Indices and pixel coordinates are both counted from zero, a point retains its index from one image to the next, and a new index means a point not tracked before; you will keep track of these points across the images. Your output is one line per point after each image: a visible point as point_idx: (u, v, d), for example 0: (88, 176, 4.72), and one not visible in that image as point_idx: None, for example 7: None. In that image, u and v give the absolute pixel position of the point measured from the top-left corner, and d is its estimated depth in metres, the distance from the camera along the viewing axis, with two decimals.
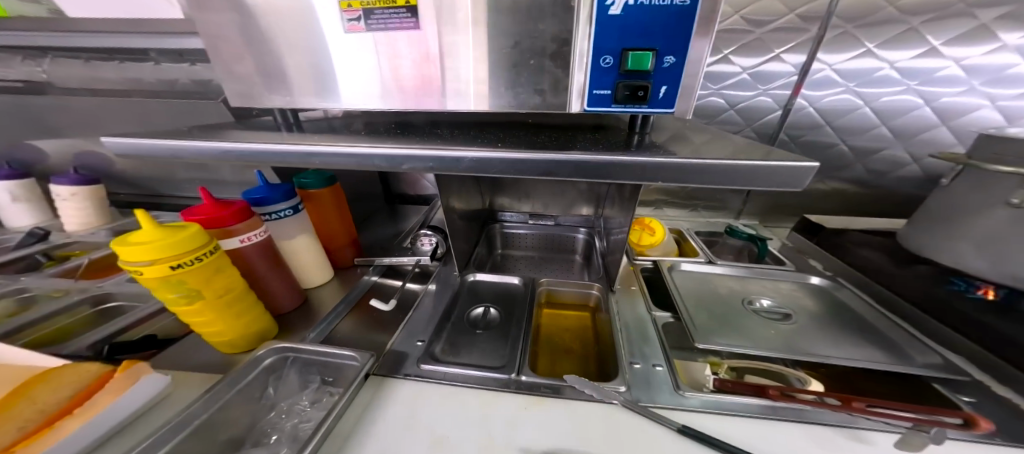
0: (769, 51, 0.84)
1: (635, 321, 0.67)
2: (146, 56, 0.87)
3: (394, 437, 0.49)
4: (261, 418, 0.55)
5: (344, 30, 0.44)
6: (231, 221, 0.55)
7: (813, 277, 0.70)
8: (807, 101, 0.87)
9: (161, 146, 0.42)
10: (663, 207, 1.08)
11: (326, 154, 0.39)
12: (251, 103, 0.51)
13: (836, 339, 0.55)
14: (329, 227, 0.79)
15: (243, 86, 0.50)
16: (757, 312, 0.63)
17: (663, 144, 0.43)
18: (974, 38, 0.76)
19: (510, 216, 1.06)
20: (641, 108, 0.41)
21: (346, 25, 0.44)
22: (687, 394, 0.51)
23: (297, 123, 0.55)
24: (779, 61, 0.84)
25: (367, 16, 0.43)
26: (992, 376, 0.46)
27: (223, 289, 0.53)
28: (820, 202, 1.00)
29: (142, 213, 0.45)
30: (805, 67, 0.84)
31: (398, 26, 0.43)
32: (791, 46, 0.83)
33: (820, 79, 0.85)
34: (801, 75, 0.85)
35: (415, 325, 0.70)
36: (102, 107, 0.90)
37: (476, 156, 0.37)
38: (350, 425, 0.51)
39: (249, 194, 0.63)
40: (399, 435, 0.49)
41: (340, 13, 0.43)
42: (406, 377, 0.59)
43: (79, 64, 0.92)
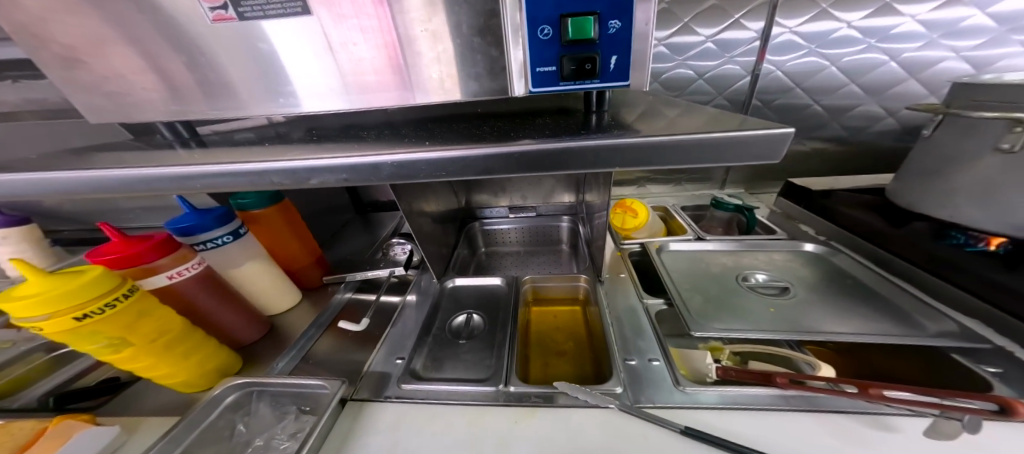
0: (731, 15, 0.78)
1: (627, 312, 0.63)
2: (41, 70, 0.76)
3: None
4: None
5: (209, 20, 0.36)
6: (152, 255, 0.48)
7: (807, 244, 0.67)
8: (773, 65, 0.82)
9: (24, 183, 0.34)
10: (646, 184, 1.03)
11: (215, 175, 0.32)
12: (133, 119, 0.43)
13: (839, 309, 0.52)
14: (284, 247, 0.72)
15: (115, 99, 0.42)
16: (753, 289, 0.59)
17: (632, 123, 0.37)
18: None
19: (492, 212, 1.00)
20: (593, 84, 0.35)
21: (212, 15, 0.36)
22: (688, 390, 0.47)
23: (192, 136, 0.48)
24: (741, 27, 0.79)
25: (234, 2, 0.35)
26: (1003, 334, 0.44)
27: (155, 331, 0.46)
28: (805, 164, 0.97)
29: (22, 262, 0.37)
30: (766, 32, 0.78)
31: (279, 12, 0.35)
32: (750, 10, 0.77)
33: (782, 44, 0.79)
34: (764, 40, 0.79)
35: (395, 341, 0.64)
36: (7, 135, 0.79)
37: (397, 160, 0.31)
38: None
39: (176, 223, 0.55)
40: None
41: (200, 0, 0.35)
42: (388, 400, 0.53)
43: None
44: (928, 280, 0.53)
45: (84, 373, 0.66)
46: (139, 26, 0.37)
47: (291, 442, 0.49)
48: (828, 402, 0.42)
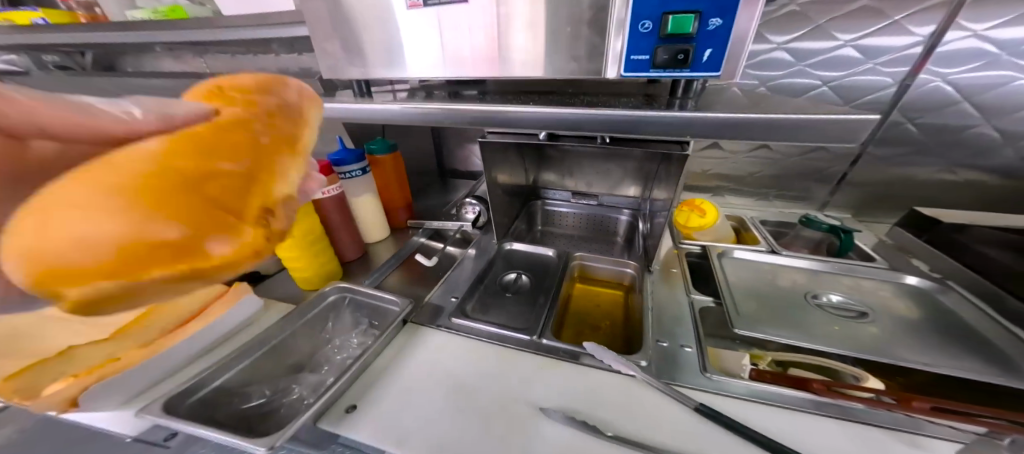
0: (886, 16, 0.67)
1: (670, 304, 0.63)
2: (268, 47, 1.08)
3: (419, 380, 0.53)
4: (319, 349, 0.64)
5: (406, 7, 0.49)
6: (317, 176, 0.67)
7: (908, 276, 0.58)
8: (934, 76, 0.69)
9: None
10: (724, 193, 0.98)
11: (396, 111, 0.48)
12: (338, 76, 0.59)
13: (926, 346, 0.46)
14: (389, 190, 0.89)
15: (329, 62, 0.58)
16: (822, 307, 0.55)
17: (708, 109, 0.40)
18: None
19: (555, 194, 1.06)
20: (682, 72, 0.39)
21: (408, 3, 0.48)
22: (713, 377, 0.48)
23: (368, 91, 0.62)
24: (895, 29, 0.68)
25: None
26: None
27: (307, 230, 0.65)
28: (943, 195, 0.81)
29: None
30: (934, 36, 0.66)
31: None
32: (915, 11, 0.66)
33: (952, 51, 0.67)
34: (929, 46, 0.67)
35: (454, 283, 0.75)
36: None
37: (514, 112, 0.43)
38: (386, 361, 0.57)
39: (332, 155, 0.74)
40: (425, 378, 0.53)
41: None
42: (439, 328, 0.63)
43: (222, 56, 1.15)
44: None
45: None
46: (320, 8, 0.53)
47: (359, 345, 0.65)
48: (867, 415, 0.40)
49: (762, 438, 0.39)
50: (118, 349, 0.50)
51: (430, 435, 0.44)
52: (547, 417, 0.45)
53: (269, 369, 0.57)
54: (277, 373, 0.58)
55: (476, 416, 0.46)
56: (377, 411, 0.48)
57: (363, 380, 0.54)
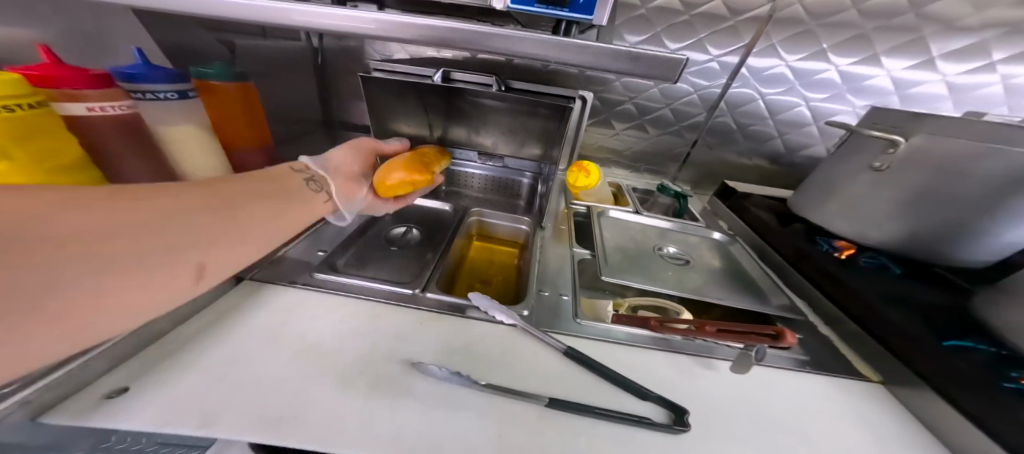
0: (727, 20, 0.81)
1: (557, 258, 0.69)
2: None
3: (256, 344, 0.42)
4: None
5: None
6: (82, 84, 0.48)
7: (715, 233, 0.75)
8: (745, 80, 0.88)
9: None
10: (611, 166, 1.09)
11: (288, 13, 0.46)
12: None
13: (721, 283, 0.62)
14: (233, 126, 0.69)
15: None
16: (662, 256, 0.68)
17: (584, 54, 0.45)
18: (888, 41, 0.80)
19: (463, 154, 1.00)
20: (562, 12, 0.42)
21: None
22: (582, 323, 0.54)
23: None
24: (732, 31, 0.82)
25: None
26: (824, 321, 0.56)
27: (54, 155, 0.45)
28: (744, 176, 1.05)
29: None
30: (750, 47, 0.83)
31: None
32: (747, 18, 0.80)
33: (757, 63, 0.85)
34: (744, 56, 0.85)
35: (322, 236, 0.64)
36: None
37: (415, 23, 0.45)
38: (195, 329, 0.43)
39: (123, 68, 0.53)
40: (264, 343, 0.42)
41: None
42: (292, 285, 0.52)
43: None
44: (797, 279, 0.63)
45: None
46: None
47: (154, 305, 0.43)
48: (683, 345, 0.51)
49: (612, 374, 0.44)
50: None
51: (256, 408, 0.34)
52: (421, 373, 0.41)
53: None
54: None
55: (331, 378, 0.39)
56: (171, 390, 0.35)
57: (149, 353, 0.39)
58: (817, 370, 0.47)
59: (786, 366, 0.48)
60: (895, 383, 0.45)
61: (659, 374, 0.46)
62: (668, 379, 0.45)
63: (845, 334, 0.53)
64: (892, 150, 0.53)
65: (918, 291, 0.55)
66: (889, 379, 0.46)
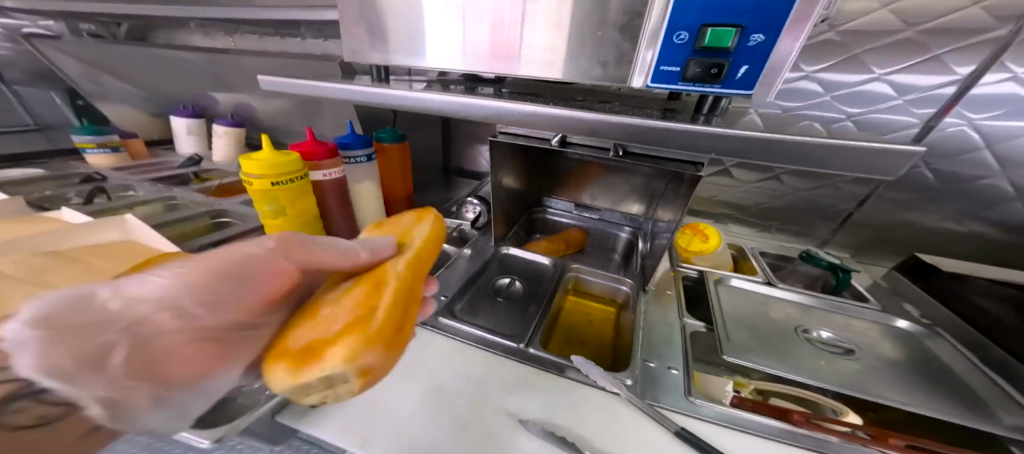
0: (931, 49, 0.66)
1: (663, 326, 0.62)
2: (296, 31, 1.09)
3: (397, 378, 0.50)
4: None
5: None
6: (322, 157, 0.67)
7: (899, 320, 0.57)
8: (961, 120, 0.69)
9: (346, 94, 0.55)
10: (726, 221, 0.98)
11: (416, 99, 0.51)
12: (359, 60, 0.59)
13: (907, 382, 0.46)
14: (390, 179, 0.89)
15: (353, 44, 0.58)
16: (810, 341, 0.54)
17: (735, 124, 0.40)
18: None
19: (555, 204, 1.07)
20: (711, 88, 0.38)
21: None
22: (697, 401, 0.47)
23: (386, 77, 0.62)
24: (936, 65, 0.67)
25: None
26: None
27: (303, 211, 0.62)
28: (944, 245, 0.80)
29: (265, 138, 0.56)
30: (971, 79, 0.66)
31: None
32: (954, 50, 0.65)
33: (984, 95, 0.66)
34: (960, 90, 0.67)
35: (444, 281, 0.73)
36: None
37: (531, 110, 0.44)
38: None
39: (339, 139, 0.75)
40: (402, 372, 0.51)
41: None
42: (424, 325, 0.62)
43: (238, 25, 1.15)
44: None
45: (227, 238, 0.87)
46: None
47: None
48: (838, 448, 0.40)
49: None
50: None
51: (396, 435, 0.42)
52: (526, 431, 0.43)
53: None
54: None
55: (455, 416, 0.45)
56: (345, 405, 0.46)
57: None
58: None
59: None
60: None
61: None
62: None
63: None
64: None
65: None
66: None
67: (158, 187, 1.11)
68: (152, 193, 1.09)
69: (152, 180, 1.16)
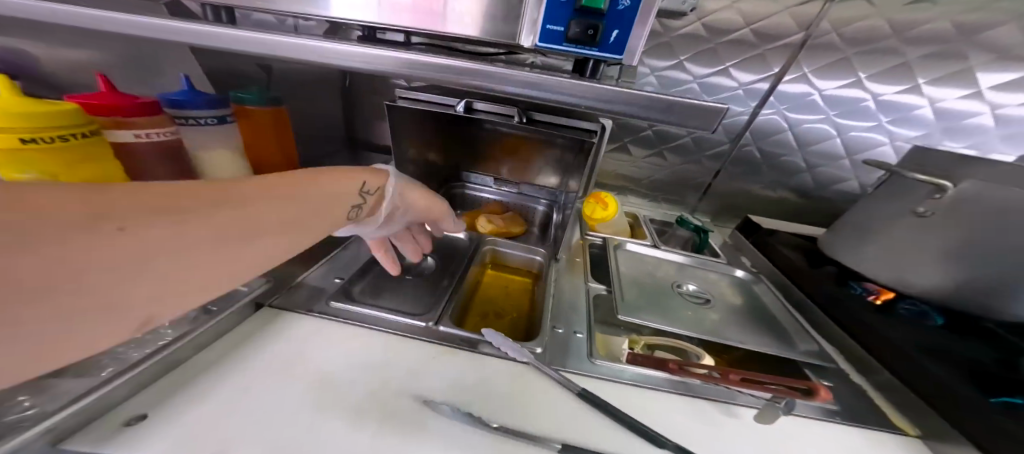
0: (758, 47, 0.81)
1: (571, 293, 0.68)
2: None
3: (272, 375, 0.42)
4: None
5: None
6: (127, 110, 0.49)
7: (738, 270, 0.73)
8: (773, 110, 0.87)
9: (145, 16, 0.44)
10: (625, 193, 1.09)
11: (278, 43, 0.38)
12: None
13: (744, 321, 0.60)
14: (261, 148, 0.72)
15: None
16: (681, 293, 0.65)
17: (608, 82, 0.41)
18: (923, 69, 0.79)
19: (476, 179, 1.05)
20: (591, 51, 0.37)
21: None
22: (597, 362, 0.53)
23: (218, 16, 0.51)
24: (761, 62, 0.83)
25: None
26: (856, 369, 0.54)
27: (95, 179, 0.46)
28: (766, 209, 1.03)
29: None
30: (778, 79, 0.84)
31: None
32: (774, 48, 0.81)
33: (789, 91, 0.85)
34: (771, 88, 0.85)
35: (337, 263, 0.65)
36: None
37: (408, 58, 0.38)
38: (214, 357, 0.43)
39: (169, 94, 0.56)
40: (276, 370, 0.43)
41: None
42: (308, 313, 0.53)
43: None
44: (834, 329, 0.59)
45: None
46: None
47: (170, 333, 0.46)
48: (703, 391, 0.49)
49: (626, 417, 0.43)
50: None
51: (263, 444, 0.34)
52: (431, 409, 0.41)
53: None
54: None
55: (345, 412, 0.39)
56: (180, 420, 0.35)
57: (163, 381, 0.39)
58: (851, 422, 0.45)
59: (812, 415, 0.45)
60: (933, 437, 0.42)
61: (682, 424, 0.44)
62: (690, 430, 0.43)
63: (877, 383, 0.51)
64: (939, 196, 0.52)
65: (975, 343, 0.51)
66: (927, 434, 0.43)
67: None
68: None
69: None
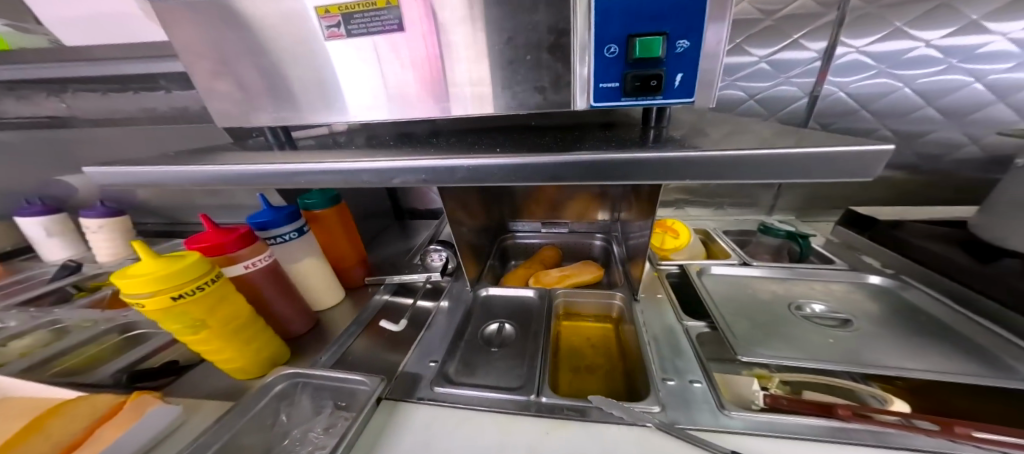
0: (789, 35, 0.77)
1: (665, 332, 0.61)
2: (156, 85, 0.90)
3: None
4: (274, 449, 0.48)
5: (324, 37, 0.42)
6: (234, 247, 0.54)
7: (872, 276, 0.63)
8: (835, 87, 0.80)
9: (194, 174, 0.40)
10: (684, 207, 1.02)
11: (314, 172, 0.37)
12: (243, 123, 0.50)
13: (904, 339, 0.49)
14: (334, 247, 0.78)
15: (236, 107, 0.49)
16: (808, 318, 0.56)
17: (686, 139, 0.37)
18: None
19: (521, 226, 1.03)
20: (655, 99, 0.36)
21: (327, 33, 0.42)
22: (731, 414, 0.45)
23: (290, 140, 0.53)
24: (800, 48, 0.78)
25: (346, 21, 0.41)
26: None
27: (229, 317, 0.50)
28: (863, 193, 0.92)
29: (139, 244, 0.43)
30: (828, 52, 0.77)
31: (379, 29, 0.41)
32: (809, 31, 0.76)
33: (846, 65, 0.78)
34: (825, 61, 0.78)
35: (428, 344, 0.65)
36: (119, 138, 0.95)
37: (473, 163, 0.35)
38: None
39: (254, 219, 0.62)
40: None
41: (320, 20, 0.41)
42: (420, 401, 0.53)
43: (97, 98, 0.94)
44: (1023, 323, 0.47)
45: (148, 355, 0.68)
46: (229, 44, 0.44)
47: (326, 435, 0.49)
48: (897, 440, 0.39)
49: None
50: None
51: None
52: None
53: None
54: None
55: None
56: None
57: None
58: None
59: None
60: None
61: None
62: None
63: None
64: None
65: None
66: None
67: (27, 312, 0.86)
68: (25, 321, 0.83)
69: (18, 304, 0.90)
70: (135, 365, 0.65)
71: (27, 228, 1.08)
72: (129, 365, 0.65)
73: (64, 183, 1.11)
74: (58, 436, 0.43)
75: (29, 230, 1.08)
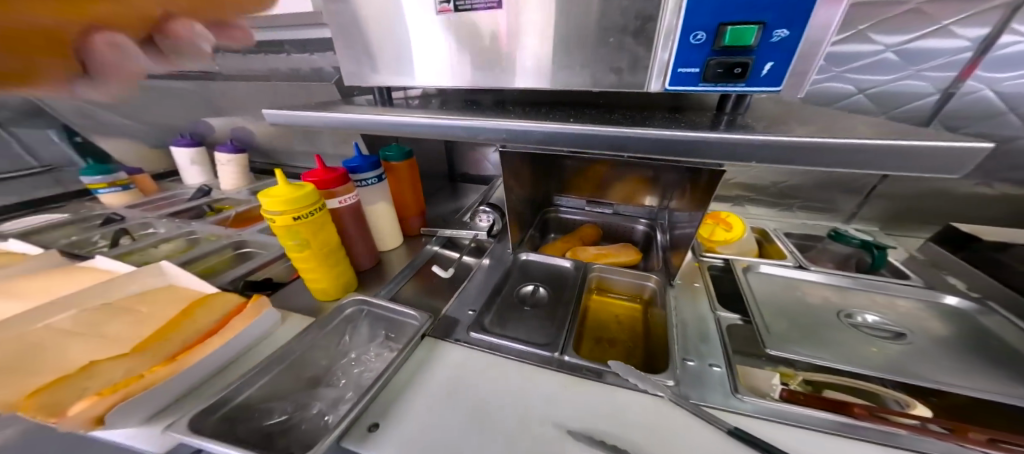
0: (933, 19, 0.66)
1: (696, 320, 0.62)
2: None
3: (441, 397, 0.51)
4: (336, 363, 0.60)
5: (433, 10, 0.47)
6: (335, 184, 0.66)
7: (948, 296, 0.57)
8: (980, 83, 0.68)
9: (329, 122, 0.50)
10: (744, 204, 0.96)
11: (416, 125, 0.45)
12: (356, 82, 0.58)
13: (960, 366, 0.46)
14: (401, 197, 0.89)
15: (352, 67, 0.57)
16: (857, 327, 0.53)
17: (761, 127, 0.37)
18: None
19: (565, 202, 1.06)
20: (736, 86, 0.36)
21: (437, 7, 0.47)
22: (742, 398, 0.46)
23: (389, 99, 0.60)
24: (940, 34, 0.66)
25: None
26: None
27: (325, 242, 0.62)
28: (975, 210, 0.78)
29: (280, 171, 0.56)
30: (985, 43, 0.65)
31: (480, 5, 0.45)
32: (965, 17, 0.64)
33: (1007, 58, 0.64)
34: (979, 51, 0.65)
35: (466, 296, 0.73)
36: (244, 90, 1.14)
37: (550, 129, 0.39)
38: (405, 378, 0.55)
39: (347, 163, 0.74)
40: (446, 395, 0.51)
41: None
42: (456, 342, 0.62)
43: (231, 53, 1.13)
44: None
45: (254, 268, 0.86)
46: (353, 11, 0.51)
47: (377, 360, 0.60)
48: (908, 441, 0.39)
49: None
50: (138, 366, 0.48)
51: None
52: (576, 440, 0.44)
53: (289, 384, 0.54)
54: (296, 388, 0.54)
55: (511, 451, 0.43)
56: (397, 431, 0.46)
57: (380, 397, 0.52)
58: None
59: None
60: None
61: None
62: None
63: None
64: None
65: None
66: None
67: (174, 223, 1.12)
68: (172, 230, 1.09)
69: (169, 215, 1.17)
70: (244, 277, 0.83)
71: (177, 157, 1.37)
72: (240, 276, 0.83)
73: (203, 122, 1.37)
74: (202, 323, 0.58)
75: (179, 159, 1.37)
